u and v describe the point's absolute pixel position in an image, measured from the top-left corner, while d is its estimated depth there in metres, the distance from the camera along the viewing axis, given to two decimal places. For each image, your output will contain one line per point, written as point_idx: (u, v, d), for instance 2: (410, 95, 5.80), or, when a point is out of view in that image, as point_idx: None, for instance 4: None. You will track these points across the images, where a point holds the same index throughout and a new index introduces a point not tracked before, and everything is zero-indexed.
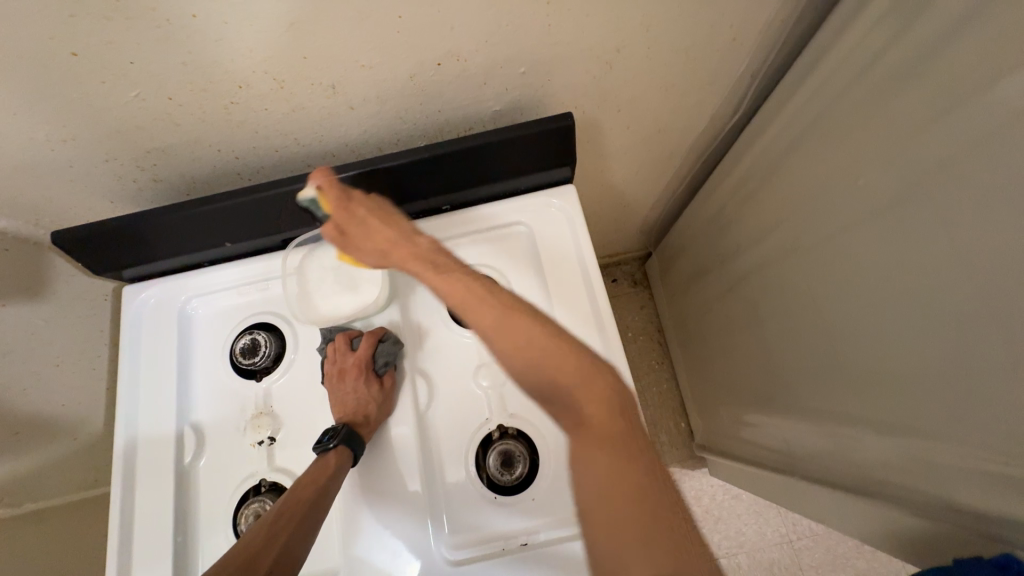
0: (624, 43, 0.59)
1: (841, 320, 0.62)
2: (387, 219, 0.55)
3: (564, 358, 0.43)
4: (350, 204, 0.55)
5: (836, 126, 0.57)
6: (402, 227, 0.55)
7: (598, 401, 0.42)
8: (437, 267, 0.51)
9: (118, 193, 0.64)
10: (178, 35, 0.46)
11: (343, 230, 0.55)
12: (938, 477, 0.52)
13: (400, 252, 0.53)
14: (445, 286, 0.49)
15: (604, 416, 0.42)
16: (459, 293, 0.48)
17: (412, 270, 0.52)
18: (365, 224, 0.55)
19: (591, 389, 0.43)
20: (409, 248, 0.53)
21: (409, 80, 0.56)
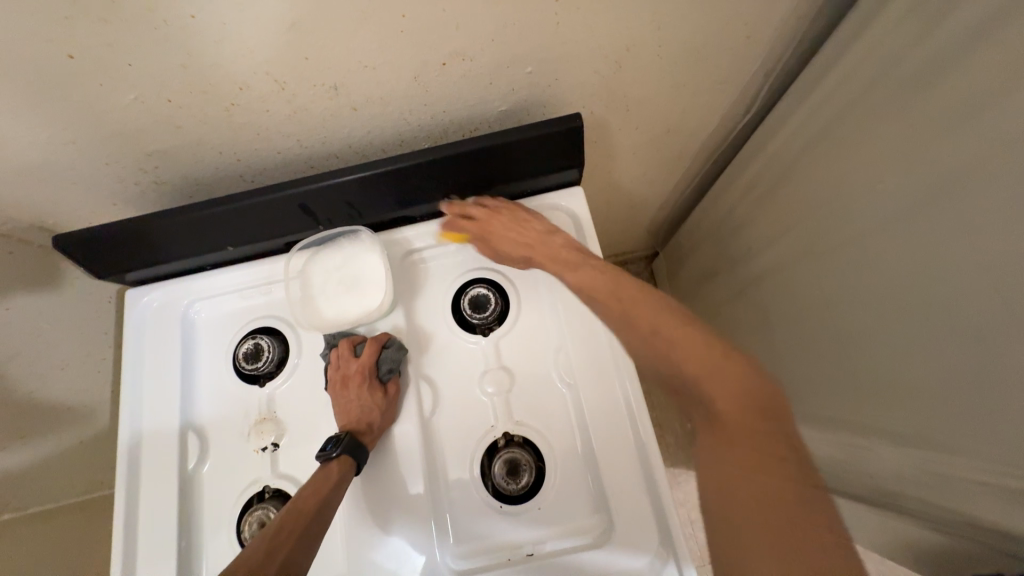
0: (634, 42, 0.57)
1: (857, 326, 0.60)
2: (523, 220, 0.65)
3: (689, 346, 0.50)
4: (487, 210, 0.66)
5: (857, 126, 0.55)
6: (537, 224, 0.64)
7: (730, 392, 0.47)
8: (569, 258, 0.61)
9: (119, 195, 0.63)
10: (177, 37, 0.45)
11: (485, 234, 0.65)
12: (956, 493, 0.51)
13: (542, 247, 0.63)
14: (576, 275, 0.60)
15: (737, 410, 0.46)
16: (588, 281, 0.59)
17: (548, 267, 0.62)
18: (502, 225, 0.64)
19: (722, 378, 0.47)
20: (544, 243, 0.63)
21: (413, 81, 0.55)
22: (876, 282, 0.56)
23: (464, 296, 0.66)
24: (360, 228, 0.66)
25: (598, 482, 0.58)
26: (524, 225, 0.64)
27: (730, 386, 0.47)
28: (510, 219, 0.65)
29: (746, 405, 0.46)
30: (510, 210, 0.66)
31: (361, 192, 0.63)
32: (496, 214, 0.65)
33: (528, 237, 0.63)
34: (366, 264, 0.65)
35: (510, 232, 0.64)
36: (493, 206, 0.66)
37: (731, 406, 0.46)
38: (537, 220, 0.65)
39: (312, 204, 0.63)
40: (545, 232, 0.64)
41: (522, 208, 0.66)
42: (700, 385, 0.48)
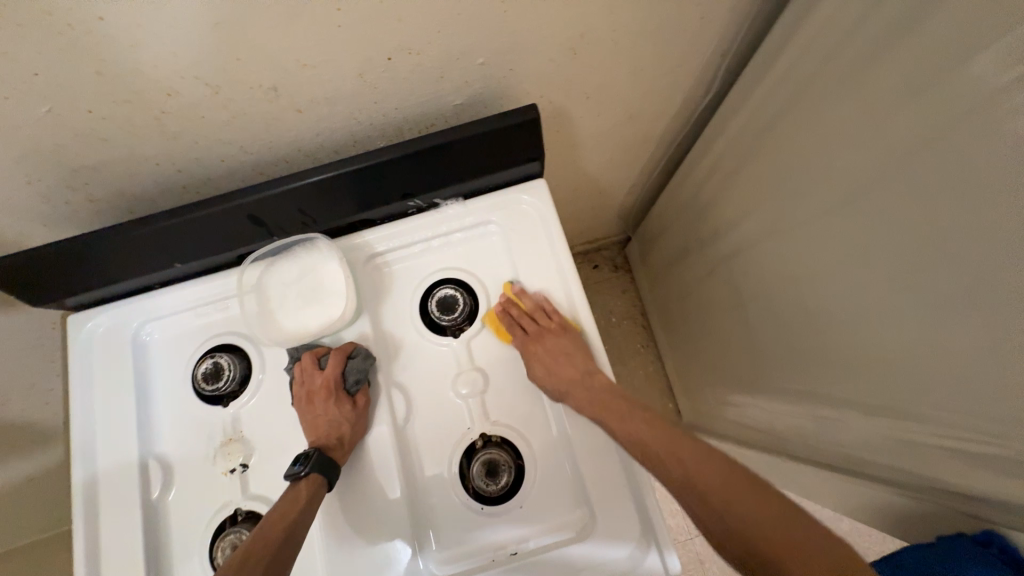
0: (587, 28, 0.55)
1: (822, 304, 0.62)
2: (567, 351, 0.60)
3: (732, 490, 0.50)
4: (537, 326, 0.61)
5: (810, 106, 0.55)
6: (581, 361, 0.60)
7: (789, 546, 0.45)
8: (617, 414, 0.57)
9: (48, 217, 0.59)
10: (87, 41, 0.42)
11: (529, 353, 0.59)
12: (921, 458, 0.53)
13: (584, 391, 0.58)
14: (629, 433, 0.55)
15: (805, 565, 0.44)
16: (641, 437, 0.55)
17: (590, 414, 0.57)
18: (550, 350, 0.60)
19: (776, 529, 0.46)
20: (587, 388, 0.58)
21: (359, 79, 0.52)
22: (838, 259, 0.57)
23: (431, 298, 0.64)
24: (315, 234, 0.63)
25: (577, 475, 0.58)
26: (573, 356, 0.60)
27: (784, 535, 0.46)
28: (555, 345, 0.60)
29: (809, 556, 0.44)
30: (557, 335, 0.61)
31: (314, 198, 0.60)
32: (543, 336, 0.60)
33: (568, 375, 0.59)
34: (325, 273, 0.62)
35: (553, 365, 0.59)
36: (543, 325, 0.61)
37: (799, 562, 0.44)
38: (579, 355, 0.60)
39: (263, 213, 0.60)
40: (584, 373, 0.59)
41: (570, 333, 0.61)
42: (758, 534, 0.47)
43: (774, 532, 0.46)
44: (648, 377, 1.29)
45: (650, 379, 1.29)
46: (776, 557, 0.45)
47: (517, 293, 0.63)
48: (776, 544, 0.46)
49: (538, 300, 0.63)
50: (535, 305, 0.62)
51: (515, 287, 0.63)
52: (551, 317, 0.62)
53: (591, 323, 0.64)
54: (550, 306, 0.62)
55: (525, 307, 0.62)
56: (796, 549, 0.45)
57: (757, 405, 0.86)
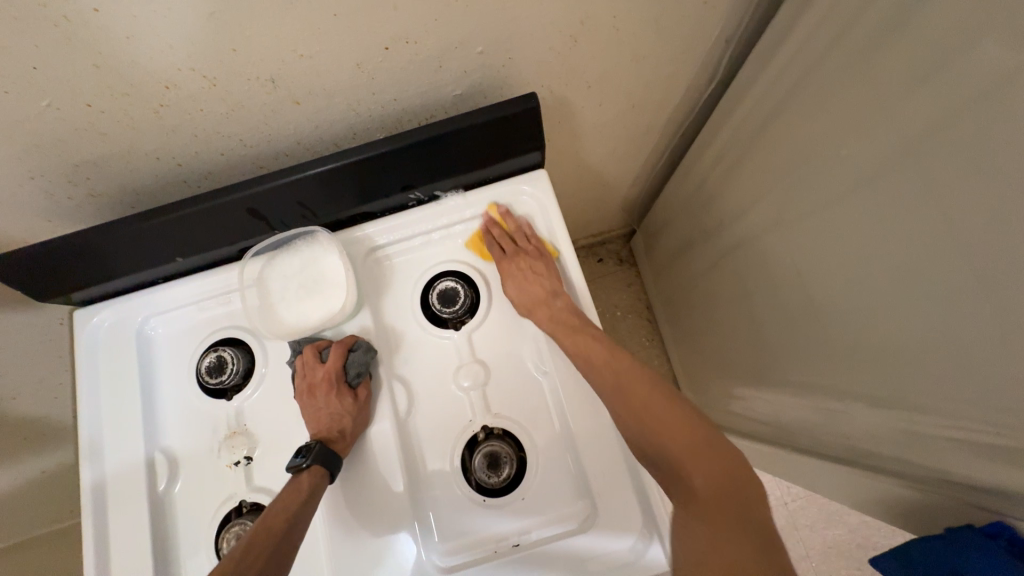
0: (587, 14, 0.54)
1: (828, 295, 0.61)
2: (540, 270, 0.62)
3: (668, 417, 0.50)
4: (515, 245, 0.64)
5: (817, 92, 0.54)
6: (551, 282, 0.62)
7: (709, 467, 0.46)
8: (577, 332, 0.58)
9: (52, 212, 0.59)
10: (83, 34, 0.42)
11: (501, 264, 0.63)
12: (929, 450, 0.52)
13: (548, 308, 0.60)
14: (583, 349, 0.57)
15: (715, 486, 0.45)
16: (595, 356, 0.56)
17: (549, 329, 0.59)
18: (523, 266, 0.62)
19: (698, 456, 0.47)
20: (551, 306, 0.60)
21: (356, 70, 0.52)
22: (844, 249, 0.56)
23: (432, 291, 0.64)
24: (316, 228, 0.63)
25: (579, 468, 0.57)
26: (544, 275, 0.62)
27: (701, 455, 0.47)
28: (531, 264, 0.62)
29: (724, 479, 0.45)
30: (533, 257, 0.63)
31: (314, 191, 0.60)
32: (519, 256, 0.63)
33: (536, 291, 0.61)
34: (326, 266, 0.62)
35: (525, 281, 0.62)
36: (521, 244, 0.64)
37: (709, 478, 0.46)
38: (551, 277, 0.62)
39: (263, 207, 0.60)
40: (554, 293, 0.61)
41: (547, 257, 0.63)
42: (679, 455, 0.48)
43: (692, 455, 0.47)
44: (653, 371, 1.29)
45: (655, 373, 1.29)
46: (694, 475, 0.46)
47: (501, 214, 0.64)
48: (693, 463, 0.47)
49: (520, 222, 0.65)
50: (517, 227, 0.64)
51: (500, 207, 0.65)
52: (531, 239, 0.64)
53: (571, 256, 0.65)
54: (532, 231, 0.64)
55: (507, 227, 0.64)
56: (709, 468, 0.46)
57: (763, 398, 0.85)
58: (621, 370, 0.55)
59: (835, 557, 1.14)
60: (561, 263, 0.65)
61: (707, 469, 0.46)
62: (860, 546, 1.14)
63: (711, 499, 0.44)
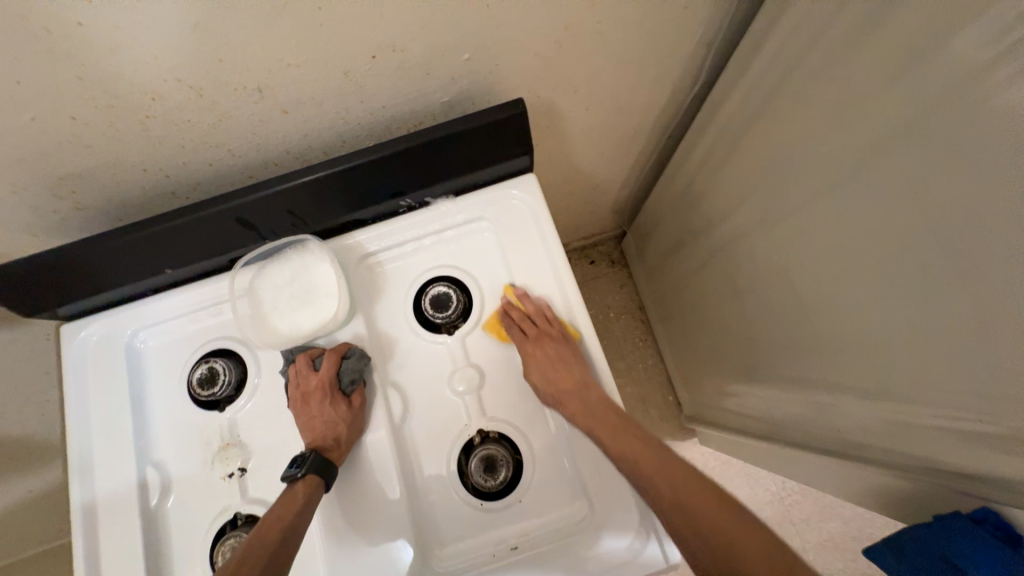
0: (571, 20, 0.55)
1: (814, 290, 0.62)
2: (567, 358, 0.60)
3: (698, 491, 0.52)
4: (536, 329, 0.60)
5: (796, 92, 0.56)
6: (578, 372, 0.59)
7: (745, 537, 0.47)
8: (614, 429, 0.56)
9: (38, 226, 0.58)
10: (67, 46, 0.42)
11: (526, 356, 0.59)
12: (916, 439, 0.53)
13: (580, 403, 0.57)
14: (621, 447, 0.55)
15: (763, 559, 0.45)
16: (640, 459, 0.54)
17: (583, 425, 0.57)
18: (548, 355, 0.59)
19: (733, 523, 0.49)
20: (583, 400, 0.58)
21: (343, 78, 0.52)
22: (828, 244, 0.57)
23: (425, 297, 0.64)
24: (306, 236, 0.63)
25: (575, 468, 0.58)
26: (571, 366, 0.59)
27: (741, 530, 0.48)
28: (556, 351, 0.59)
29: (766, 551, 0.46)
30: (557, 343, 0.60)
31: (304, 199, 0.60)
32: (542, 340, 0.60)
33: (565, 382, 0.58)
34: (317, 274, 0.62)
35: (553, 369, 0.58)
36: (542, 329, 0.61)
37: (755, 552, 0.46)
38: (578, 366, 0.60)
39: (252, 217, 0.60)
40: (583, 384, 0.59)
41: (570, 341, 0.61)
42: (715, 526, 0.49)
43: (732, 532, 0.48)
44: (647, 370, 1.30)
45: (649, 372, 1.30)
46: (738, 549, 0.47)
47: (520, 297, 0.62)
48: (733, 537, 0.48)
49: (540, 305, 0.62)
50: (536, 310, 0.62)
51: (517, 290, 0.63)
52: (552, 322, 0.61)
53: (592, 336, 0.63)
54: (550, 313, 0.62)
55: (526, 310, 0.62)
56: (749, 541, 0.47)
57: (755, 394, 0.86)
58: (670, 469, 0.54)
59: (830, 549, 1.15)
60: (582, 343, 0.63)
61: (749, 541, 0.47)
62: (854, 538, 1.15)
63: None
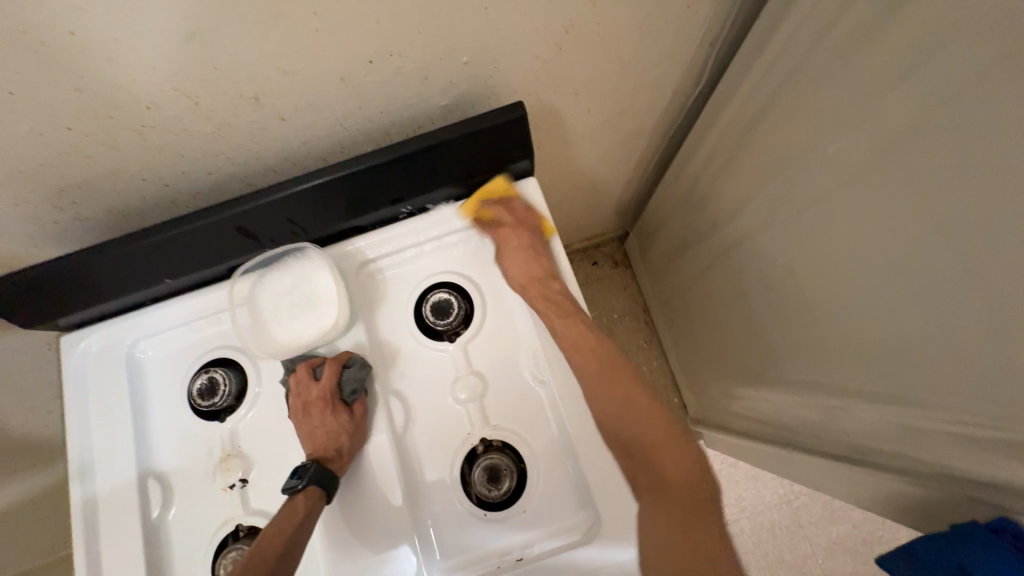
0: (571, 22, 0.55)
1: (821, 292, 0.61)
2: (538, 252, 0.63)
3: (654, 424, 0.55)
4: (510, 224, 0.64)
5: (803, 91, 0.55)
6: (546, 264, 0.63)
7: (679, 466, 0.53)
8: (566, 314, 0.60)
9: (36, 237, 0.58)
10: (60, 58, 0.41)
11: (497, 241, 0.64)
12: (930, 446, 0.52)
13: (539, 288, 0.61)
14: (568, 332, 0.59)
15: (682, 480, 0.53)
16: (586, 344, 0.59)
17: (540, 307, 0.60)
18: (515, 246, 0.63)
19: (674, 449, 0.54)
20: (545, 287, 0.61)
21: (341, 84, 0.52)
22: (836, 246, 0.56)
23: (426, 303, 0.63)
24: (306, 244, 0.62)
25: (579, 476, 0.57)
26: (537, 258, 0.63)
27: (678, 459, 0.53)
28: (528, 242, 0.63)
29: (692, 477, 0.53)
30: (524, 237, 0.63)
31: (303, 207, 0.59)
32: (517, 232, 0.63)
33: (532, 271, 0.62)
34: (317, 282, 0.61)
35: (522, 259, 0.63)
36: (517, 223, 0.64)
37: (679, 478, 0.53)
38: (550, 260, 0.63)
39: (251, 225, 0.59)
40: (548, 276, 0.62)
41: (541, 239, 0.63)
42: (653, 453, 0.54)
43: (666, 456, 0.54)
44: (652, 373, 1.29)
45: (654, 375, 1.28)
46: (666, 472, 0.53)
47: (495, 201, 0.64)
48: (667, 461, 0.54)
49: (512, 209, 0.64)
50: (509, 212, 0.64)
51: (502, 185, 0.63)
52: (526, 220, 0.63)
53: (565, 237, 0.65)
54: (522, 215, 0.64)
55: (503, 208, 0.64)
56: (677, 467, 0.53)
57: (763, 398, 0.85)
58: (609, 362, 0.59)
59: (840, 553, 1.14)
60: (554, 244, 0.64)
61: (681, 467, 0.53)
62: (864, 542, 1.14)
63: (681, 494, 0.52)
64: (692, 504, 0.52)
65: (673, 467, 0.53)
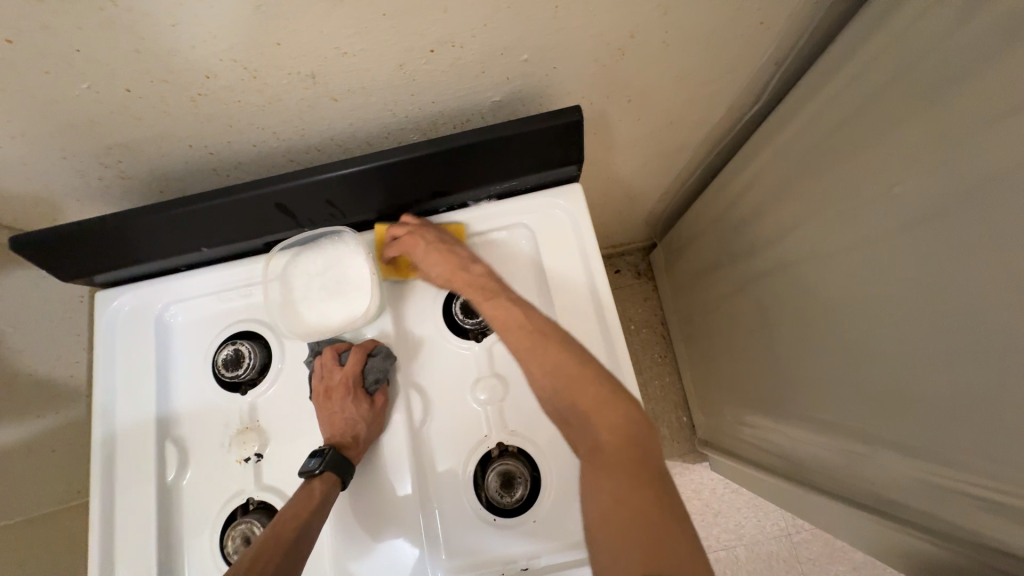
0: (638, 28, 0.53)
1: (857, 334, 0.59)
2: (453, 244, 0.60)
3: (584, 384, 0.47)
4: (417, 225, 0.61)
5: (871, 126, 0.52)
6: (465, 252, 0.60)
7: (614, 426, 0.45)
8: (488, 295, 0.56)
9: (81, 191, 0.59)
10: (125, 19, 0.41)
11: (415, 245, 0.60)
12: (960, 509, 0.50)
13: (462, 277, 0.58)
14: (493, 310, 0.55)
15: (619, 439, 0.45)
16: (503, 316, 0.53)
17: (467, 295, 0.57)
18: (429, 242, 0.60)
19: (608, 408, 0.46)
20: (466, 273, 0.58)
21: (398, 70, 0.50)
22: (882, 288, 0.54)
23: (456, 301, 0.63)
24: (343, 228, 0.62)
25: None
26: (451, 249, 0.59)
27: (615, 421, 0.45)
28: (439, 238, 0.60)
29: (630, 437, 0.44)
30: (436, 233, 0.61)
31: (345, 190, 0.59)
32: (421, 234, 0.60)
33: (452, 261, 0.58)
34: (350, 267, 0.60)
35: (438, 255, 0.59)
36: (424, 225, 0.61)
37: (615, 441, 0.45)
38: (466, 248, 0.60)
39: (290, 202, 0.59)
40: (468, 262, 0.59)
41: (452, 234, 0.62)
42: (589, 419, 0.47)
43: (601, 420, 0.46)
44: (663, 389, 1.27)
45: (665, 391, 1.26)
46: (603, 435, 0.45)
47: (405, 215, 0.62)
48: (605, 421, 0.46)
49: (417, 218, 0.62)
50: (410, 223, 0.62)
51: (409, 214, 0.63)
52: (429, 225, 0.62)
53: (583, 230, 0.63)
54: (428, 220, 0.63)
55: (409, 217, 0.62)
56: (613, 430, 0.45)
57: (777, 430, 0.83)
58: (530, 330, 0.52)
59: None
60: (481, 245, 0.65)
61: (614, 431, 0.45)
62: None
63: (618, 458, 0.44)
64: (640, 466, 0.43)
65: (609, 428, 0.45)
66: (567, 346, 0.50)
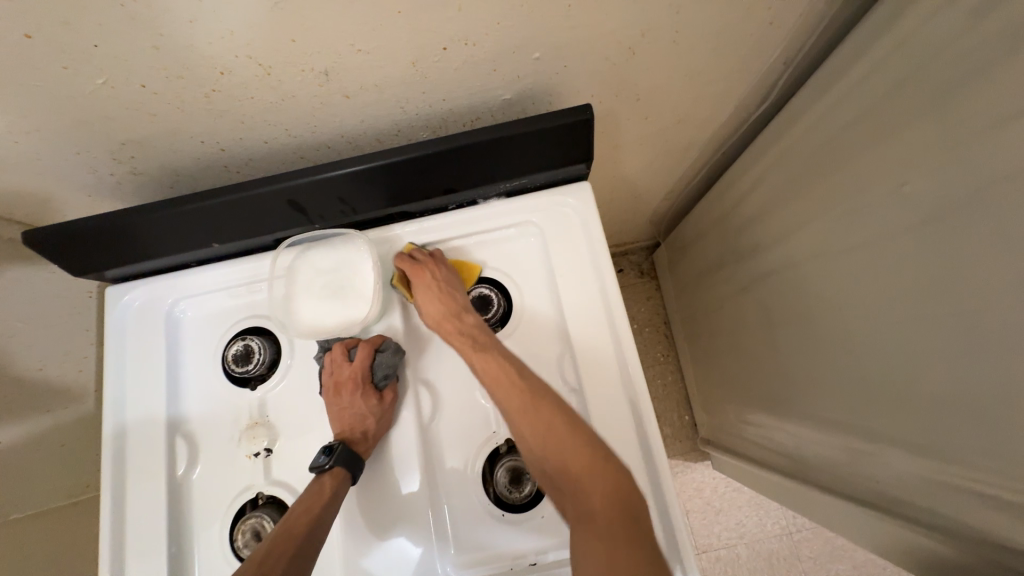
0: (649, 27, 0.53)
1: (862, 333, 0.59)
2: (451, 287, 0.61)
3: (575, 446, 0.51)
4: (417, 263, 0.61)
5: (878, 126, 0.53)
6: (462, 298, 0.61)
7: (603, 489, 0.48)
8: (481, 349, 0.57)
9: (92, 186, 0.59)
10: (143, 15, 0.41)
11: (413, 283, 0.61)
12: (964, 506, 0.50)
13: (457, 326, 0.59)
14: (484, 364, 0.56)
15: (609, 504, 0.47)
16: (497, 373, 0.55)
17: (459, 346, 0.58)
18: (427, 283, 0.60)
19: (597, 472, 0.49)
20: (460, 322, 0.59)
21: (411, 67, 0.51)
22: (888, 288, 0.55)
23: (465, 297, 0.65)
24: (350, 228, 0.62)
25: None
26: (448, 293, 0.60)
27: (602, 484, 0.49)
28: (438, 280, 0.61)
29: (617, 498, 0.48)
30: (436, 272, 0.61)
31: (355, 188, 0.59)
32: (421, 272, 0.61)
33: (447, 307, 0.59)
34: (354, 267, 0.61)
35: (434, 297, 0.60)
36: (426, 265, 0.62)
37: (603, 509, 0.47)
38: (462, 293, 0.61)
39: (301, 199, 0.59)
40: (463, 311, 0.60)
41: (451, 275, 0.62)
42: (580, 483, 0.49)
43: (589, 484, 0.49)
44: (666, 388, 1.27)
45: (668, 389, 1.27)
46: (592, 500, 0.48)
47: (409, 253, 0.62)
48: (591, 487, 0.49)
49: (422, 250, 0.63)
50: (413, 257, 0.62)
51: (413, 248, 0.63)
52: (431, 262, 0.62)
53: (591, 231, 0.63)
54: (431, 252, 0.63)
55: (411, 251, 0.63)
56: (602, 495, 0.48)
57: (780, 428, 0.84)
58: (525, 389, 0.54)
59: None
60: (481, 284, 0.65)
61: (601, 493, 0.48)
62: None
63: (608, 520, 0.46)
64: (628, 527, 0.46)
65: (597, 492, 0.48)
66: (560, 409, 0.53)
